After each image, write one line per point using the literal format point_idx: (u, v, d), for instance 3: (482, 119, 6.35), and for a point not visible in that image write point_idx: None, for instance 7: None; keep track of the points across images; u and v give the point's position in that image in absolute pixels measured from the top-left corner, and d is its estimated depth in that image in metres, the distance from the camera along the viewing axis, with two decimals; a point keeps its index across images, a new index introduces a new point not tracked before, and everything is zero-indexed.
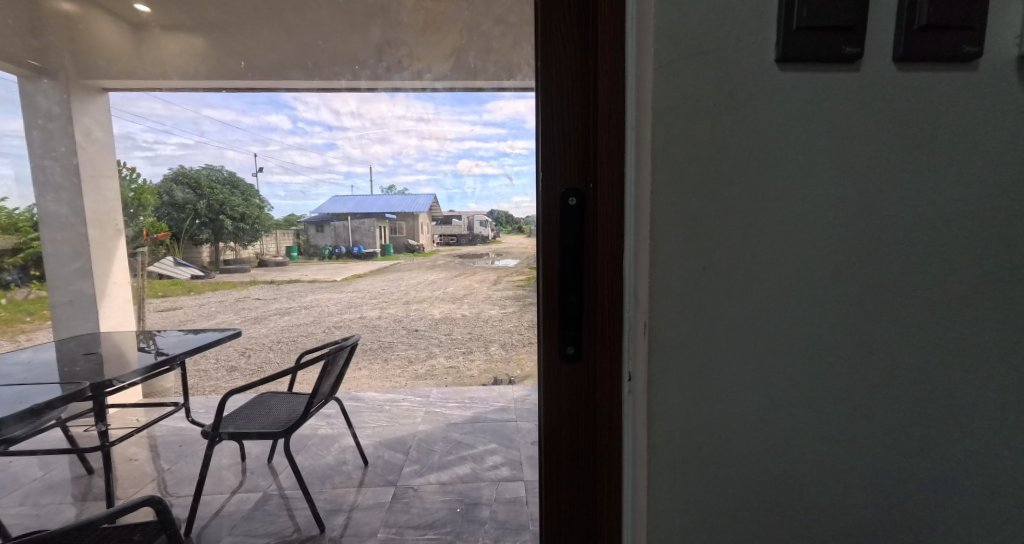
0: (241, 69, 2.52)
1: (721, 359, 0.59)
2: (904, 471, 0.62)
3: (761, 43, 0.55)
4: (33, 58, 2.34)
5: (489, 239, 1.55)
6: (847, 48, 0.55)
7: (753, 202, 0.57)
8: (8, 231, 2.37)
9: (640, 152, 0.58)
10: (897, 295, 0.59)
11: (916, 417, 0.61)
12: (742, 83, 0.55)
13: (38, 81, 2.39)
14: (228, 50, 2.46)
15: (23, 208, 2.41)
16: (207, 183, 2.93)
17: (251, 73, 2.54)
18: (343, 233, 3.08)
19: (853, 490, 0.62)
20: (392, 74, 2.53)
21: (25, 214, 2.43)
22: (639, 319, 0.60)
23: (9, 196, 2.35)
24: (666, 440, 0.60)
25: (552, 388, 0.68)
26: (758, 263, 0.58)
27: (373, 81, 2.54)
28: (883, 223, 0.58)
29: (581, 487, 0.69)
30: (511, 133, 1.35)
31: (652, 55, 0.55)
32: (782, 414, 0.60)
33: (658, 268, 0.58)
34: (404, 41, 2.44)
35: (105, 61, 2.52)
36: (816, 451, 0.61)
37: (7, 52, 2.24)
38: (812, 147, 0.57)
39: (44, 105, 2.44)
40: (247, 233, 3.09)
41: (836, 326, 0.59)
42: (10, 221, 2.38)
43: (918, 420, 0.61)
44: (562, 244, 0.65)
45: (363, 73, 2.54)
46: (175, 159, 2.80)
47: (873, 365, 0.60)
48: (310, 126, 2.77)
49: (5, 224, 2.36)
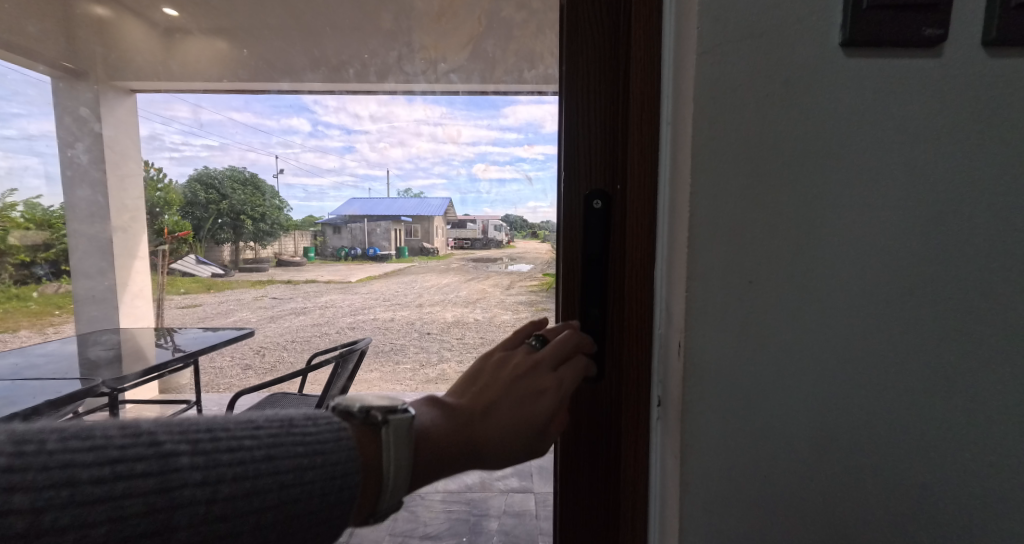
0: (246, 58, 2.53)
1: (770, 387, 0.52)
2: (986, 505, 0.53)
3: (824, 25, 0.48)
4: (67, 61, 2.44)
5: (501, 244, 1.48)
6: (929, 30, 0.47)
7: (812, 208, 0.50)
8: (41, 227, 2.46)
9: (677, 151, 0.52)
10: (979, 317, 0.51)
11: (998, 448, 0.53)
12: (799, 70, 0.48)
13: (74, 82, 2.49)
14: (237, 41, 2.51)
15: (56, 205, 2.50)
16: (231, 182, 2.62)
17: (253, 62, 2.53)
18: (360, 236, 2.10)
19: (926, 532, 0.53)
20: (405, 66, 2.49)
21: (59, 211, 2.52)
22: (672, 337, 0.53)
23: (42, 194, 2.44)
24: (702, 477, 0.53)
25: (571, 405, 0.63)
26: (816, 277, 0.51)
27: (383, 71, 2.50)
28: (964, 235, 0.50)
29: (602, 512, 0.64)
30: (529, 136, 1.28)
31: (696, 37, 0.48)
32: (838, 451, 0.53)
33: (695, 282, 0.50)
34: (415, 28, 2.43)
35: (109, 51, 2.54)
36: (885, 496, 0.53)
37: (42, 54, 2.35)
38: (881, 144, 0.49)
39: (74, 107, 2.51)
40: (267, 233, 2.57)
41: (903, 354, 0.52)
42: (44, 218, 2.48)
43: (1001, 451, 0.53)
44: (585, 250, 0.60)
45: (373, 63, 2.51)
46: (198, 159, 2.60)
47: (949, 395, 0.52)
48: (327, 130, 2.25)
49: (40, 220, 2.46)
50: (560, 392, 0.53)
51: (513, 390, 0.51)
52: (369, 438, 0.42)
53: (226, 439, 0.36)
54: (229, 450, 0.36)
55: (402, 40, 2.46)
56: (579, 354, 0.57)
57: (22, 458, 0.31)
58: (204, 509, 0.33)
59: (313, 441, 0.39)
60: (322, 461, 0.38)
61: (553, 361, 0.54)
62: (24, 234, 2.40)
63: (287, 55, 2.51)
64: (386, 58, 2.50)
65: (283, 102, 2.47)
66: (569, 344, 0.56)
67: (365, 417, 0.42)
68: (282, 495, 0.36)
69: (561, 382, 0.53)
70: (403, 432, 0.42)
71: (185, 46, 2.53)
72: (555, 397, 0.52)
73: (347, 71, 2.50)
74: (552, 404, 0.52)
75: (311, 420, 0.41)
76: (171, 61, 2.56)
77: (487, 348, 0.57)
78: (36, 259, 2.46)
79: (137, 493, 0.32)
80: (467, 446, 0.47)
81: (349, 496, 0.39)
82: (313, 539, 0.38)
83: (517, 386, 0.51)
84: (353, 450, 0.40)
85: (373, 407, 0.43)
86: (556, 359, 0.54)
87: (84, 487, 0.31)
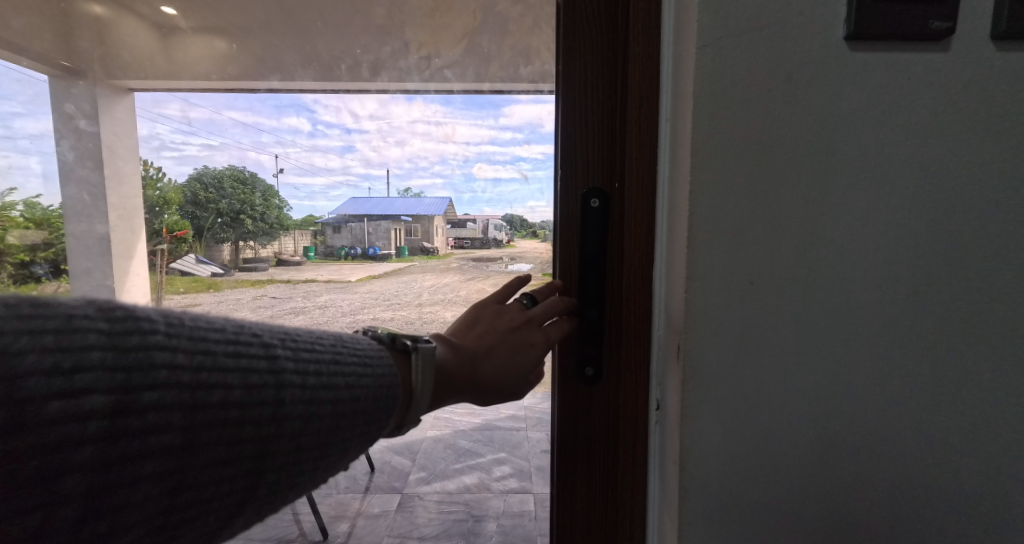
0: (233, 51, 2.62)
1: (771, 392, 0.50)
2: (996, 507, 0.52)
3: (827, 18, 0.47)
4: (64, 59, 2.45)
5: (501, 243, 1.44)
6: (935, 22, 0.46)
7: (815, 207, 0.48)
8: (41, 227, 2.42)
9: (676, 147, 0.51)
10: (987, 318, 0.50)
11: (1007, 448, 0.52)
12: (803, 65, 0.47)
13: (72, 81, 2.49)
14: (226, 35, 2.60)
15: (55, 205, 2.48)
16: (234, 179, 2.26)
17: (243, 55, 2.63)
18: (360, 237, 1.92)
19: (932, 533, 0.52)
20: (399, 59, 2.59)
21: (56, 211, 2.50)
22: (671, 340, 0.52)
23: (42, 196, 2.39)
24: (702, 483, 0.51)
25: (568, 406, 0.62)
26: (819, 279, 0.49)
27: (376, 64, 2.62)
28: (970, 234, 0.49)
29: (600, 517, 0.63)
30: (529, 135, 1.27)
31: (696, 31, 0.47)
32: (840, 457, 0.51)
33: (695, 283, 0.49)
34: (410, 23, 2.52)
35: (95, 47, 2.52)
36: (889, 505, 0.52)
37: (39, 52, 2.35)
38: (886, 142, 0.48)
39: (72, 109, 2.51)
40: (265, 234, 2.17)
41: (909, 355, 0.50)
42: (44, 217, 2.45)
43: (1010, 451, 0.52)
44: (582, 251, 0.60)
45: (365, 57, 2.62)
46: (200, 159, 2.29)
47: (958, 396, 0.51)
48: (328, 129, 2.24)
49: (41, 219, 2.43)
50: (545, 349, 0.56)
51: (511, 338, 0.54)
52: (397, 364, 0.45)
53: (304, 341, 0.39)
54: (310, 349, 0.39)
55: (395, 34, 2.57)
56: (567, 314, 0.59)
57: (168, 325, 0.32)
58: (303, 392, 0.36)
59: (368, 355, 0.42)
60: (375, 371, 0.42)
61: (544, 318, 0.56)
62: (23, 234, 2.33)
63: (275, 48, 2.61)
64: (378, 53, 2.61)
65: (288, 100, 2.44)
66: (561, 305, 0.58)
67: (393, 344, 0.46)
68: (354, 393, 0.39)
69: (547, 337, 0.56)
70: (429, 360, 0.46)
71: (184, 45, 2.61)
72: (541, 351, 0.55)
73: (339, 65, 2.65)
74: (538, 357, 0.55)
75: (357, 340, 0.44)
76: (173, 65, 2.62)
77: (481, 297, 0.57)
78: (36, 259, 2.37)
79: (255, 368, 0.34)
80: (465, 383, 0.50)
81: (394, 402, 0.42)
82: (368, 436, 0.41)
83: (512, 336, 0.54)
84: (394, 367, 0.43)
85: (399, 336, 0.46)
86: (546, 317, 0.56)
87: (217, 358, 0.33)
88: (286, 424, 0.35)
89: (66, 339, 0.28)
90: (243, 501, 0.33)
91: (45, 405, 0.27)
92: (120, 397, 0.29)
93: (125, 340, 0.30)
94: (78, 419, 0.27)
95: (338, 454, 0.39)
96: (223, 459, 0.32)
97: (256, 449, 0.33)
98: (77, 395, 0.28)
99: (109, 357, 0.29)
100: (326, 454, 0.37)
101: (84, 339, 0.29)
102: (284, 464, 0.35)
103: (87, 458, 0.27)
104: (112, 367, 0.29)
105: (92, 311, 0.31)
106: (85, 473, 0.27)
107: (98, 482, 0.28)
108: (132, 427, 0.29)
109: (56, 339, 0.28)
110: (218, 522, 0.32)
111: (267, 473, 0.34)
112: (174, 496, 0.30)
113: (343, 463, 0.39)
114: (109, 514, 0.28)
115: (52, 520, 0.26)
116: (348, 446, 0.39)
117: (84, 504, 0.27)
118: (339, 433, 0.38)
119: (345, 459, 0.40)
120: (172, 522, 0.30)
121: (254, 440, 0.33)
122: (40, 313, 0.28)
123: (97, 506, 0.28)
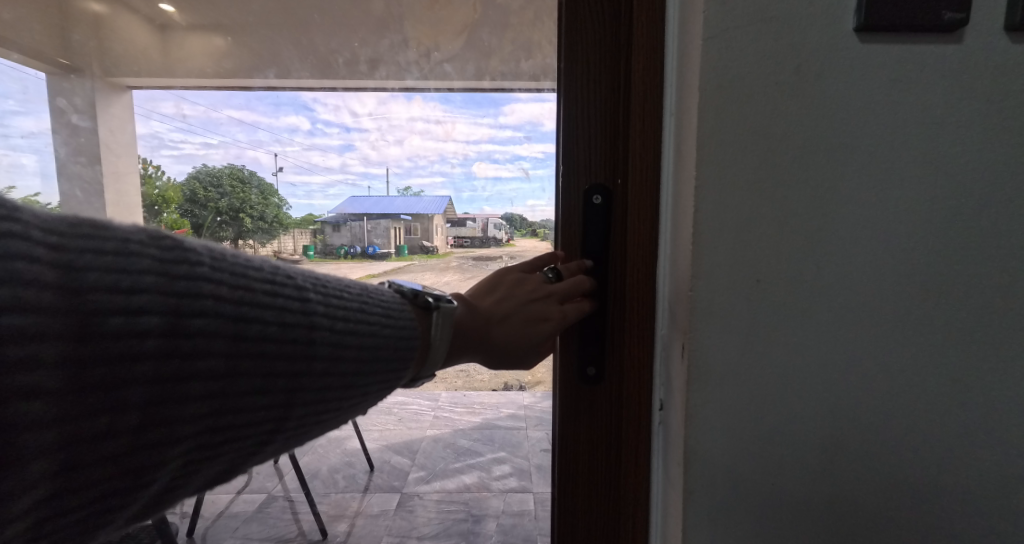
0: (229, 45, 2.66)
1: (777, 393, 0.50)
2: (1006, 507, 0.51)
3: (837, 8, 0.46)
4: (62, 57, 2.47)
5: (501, 243, 1.33)
6: (947, 13, 0.45)
7: (824, 203, 0.47)
8: None
9: (681, 141, 0.50)
10: (997, 315, 0.49)
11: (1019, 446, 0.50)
12: (813, 56, 0.46)
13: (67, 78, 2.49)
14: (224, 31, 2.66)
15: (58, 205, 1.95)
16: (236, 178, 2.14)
17: (239, 49, 2.65)
18: (360, 236, 1.80)
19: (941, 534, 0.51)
20: (398, 54, 2.59)
21: None
22: (675, 338, 0.51)
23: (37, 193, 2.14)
24: (707, 484, 0.50)
25: (570, 407, 0.61)
26: (828, 276, 0.48)
27: (375, 59, 2.62)
28: (981, 231, 0.48)
29: (601, 521, 0.62)
30: (529, 132, 1.27)
31: (701, 22, 0.46)
32: (847, 462, 0.50)
33: (701, 279, 0.48)
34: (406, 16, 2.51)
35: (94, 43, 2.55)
36: (894, 509, 0.51)
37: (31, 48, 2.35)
38: (897, 137, 0.47)
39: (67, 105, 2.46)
40: (264, 233, 1.83)
41: (919, 354, 0.49)
42: None
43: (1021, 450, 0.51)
44: (585, 248, 0.59)
45: (364, 50, 2.62)
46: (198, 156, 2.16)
47: (967, 394, 0.50)
48: (328, 127, 2.26)
49: None
50: (561, 327, 0.56)
51: (526, 308, 0.54)
52: (417, 319, 0.48)
53: (330, 288, 0.41)
54: (336, 296, 0.41)
55: (394, 27, 2.56)
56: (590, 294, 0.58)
57: (212, 261, 0.34)
58: (330, 333, 0.38)
59: (388, 307, 0.45)
60: (396, 322, 0.44)
61: (564, 295, 0.56)
62: None
63: (273, 41, 2.63)
64: (377, 47, 2.61)
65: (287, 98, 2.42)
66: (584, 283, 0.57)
67: (415, 298, 0.48)
68: (374, 341, 0.41)
69: (563, 314, 0.55)
70: (449, 319, 0.48)
71: (184, 42, 2.67)
72: (555, 327, 0.55)
73: (337, 60, 2.65)
74: (552, 332, 0.55)
75: (379, 292, 0.46)
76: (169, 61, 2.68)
77: (508, 265, 0.59)
78: None
79: (289, 308, 0.36)
80: (474, 343, 0.52)
81: (412, 350, 0.45)
82: (384, 383, 0.43)
83: (526, 308, 0.54)
84: (414, 322, 0.46)
85: (422, 293, 0.49)
86: (566, 294, 0.56)
87: (256, 295, 0.35)
88: (315, 362, 0.37)
89: (123, 261, 0.30)
90: (274, 429, 0.36)
91: (107, 319, 0.28)
92: (172, 320, 0.30)
93: (178, 268, 0.32)
94: (137, 335, 0.29)
95: (357, 397, 0.41)
96: (260, 387, 0.34)
97: (291, 381, 0.35)
98: (136, 314, 0.29)
99: (161, 282, 0.31)
100: (347, 394, 0.40)
101: (139, 262, 0.30)
102: (312, 399, 0.37)
103: (146, 373, 0.29)
104: (167, 291, 0.30)
105: (145, 239, 0.32)
106: (144, 386, 0.29)
107: (155, 396, 0.29)
108: (184, 348, 0.30)
109: (115, 261, 0.29)
110: (252, 443, 0.35)
111: (297, 405, 0.36)
112: (217, 418, 0.32)
113: (359, 405, 0.42)
114: (162, 426, 0.30)
115: (114, 427, 0.28)
116: (369, 390, 0.42)
117: (141, 416, 0.29)
118: (360, 376, 0.40)
119: (361, 402, 0.42)
120: (215, 440, 0.32)
121: (287, 374, 0.35)
122: (100, 234, 0.30)
123: (151, 419, 0.29)
